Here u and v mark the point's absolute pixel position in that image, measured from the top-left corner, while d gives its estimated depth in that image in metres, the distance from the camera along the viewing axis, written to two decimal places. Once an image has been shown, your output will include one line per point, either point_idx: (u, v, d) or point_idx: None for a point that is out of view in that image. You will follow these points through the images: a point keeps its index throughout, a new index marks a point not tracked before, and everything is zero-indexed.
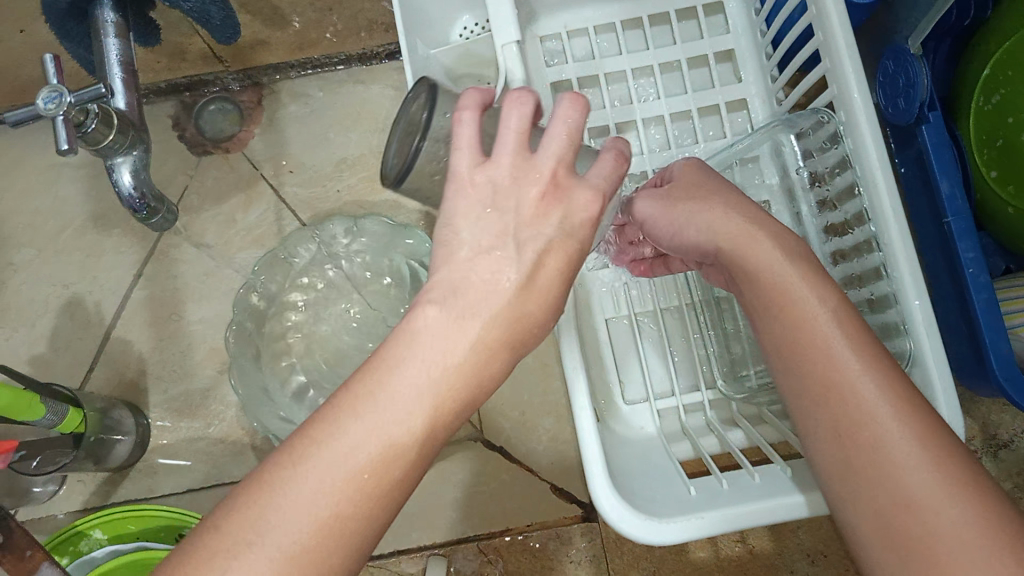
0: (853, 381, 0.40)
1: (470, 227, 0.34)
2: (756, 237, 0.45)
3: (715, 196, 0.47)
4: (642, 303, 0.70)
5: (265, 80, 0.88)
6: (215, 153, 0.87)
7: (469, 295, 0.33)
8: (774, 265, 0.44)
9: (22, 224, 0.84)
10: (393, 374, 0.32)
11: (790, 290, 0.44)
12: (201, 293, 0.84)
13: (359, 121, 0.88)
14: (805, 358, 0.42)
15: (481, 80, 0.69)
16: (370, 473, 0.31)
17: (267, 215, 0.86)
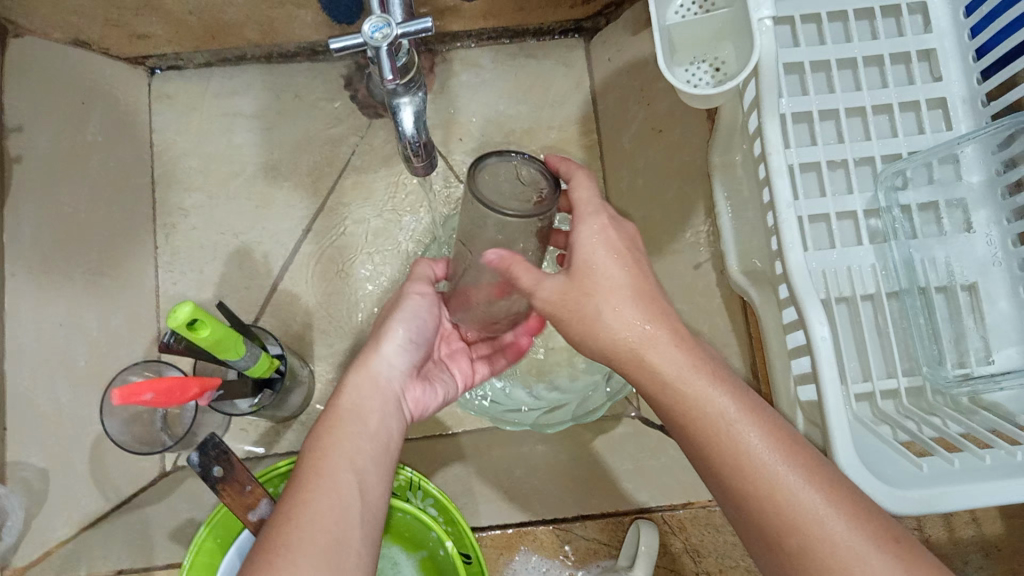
0: (741, 438, 0.46)
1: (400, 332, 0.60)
2: (655, 334, 0.49)
3: (609, 294, 0.49)
4: (841, 288, 0.71)
5: (440, 48, 0.89)
6: (386, 116, 0.87)
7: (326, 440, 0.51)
8: (669, 358, 0.48)
9: (195, 168, 0.85)
10: (337, 426, 0.52)
11: (683, 379, 0.48)
12: (369, 250, 0.84)
13: (529, 94, 0.89)
14: (703, 444, 0.47)
15: (698, 57, 0.70)
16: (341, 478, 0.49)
17: (437, 179, 0.86)
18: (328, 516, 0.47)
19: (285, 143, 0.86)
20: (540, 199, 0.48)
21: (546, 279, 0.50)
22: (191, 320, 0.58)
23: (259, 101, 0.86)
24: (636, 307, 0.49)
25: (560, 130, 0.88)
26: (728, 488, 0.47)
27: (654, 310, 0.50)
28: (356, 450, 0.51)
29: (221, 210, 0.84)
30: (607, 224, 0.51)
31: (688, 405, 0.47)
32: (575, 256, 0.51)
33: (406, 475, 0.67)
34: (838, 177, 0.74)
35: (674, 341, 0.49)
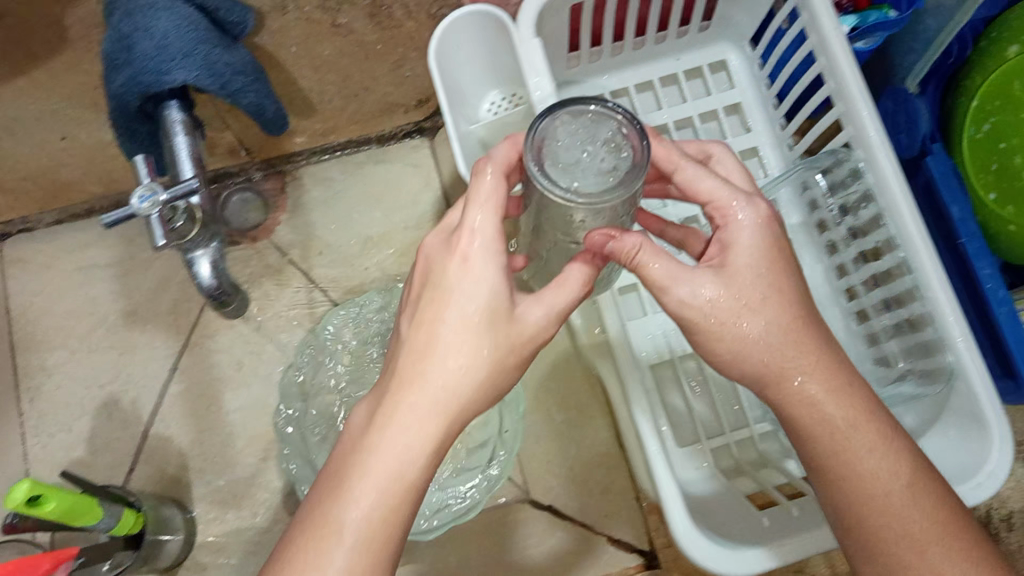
0: (905, 506, 0.46)
1: (454, 358, 0.43)
2: (805, 351, 0.48)
3: (774, 312, 0.47)
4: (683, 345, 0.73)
5: (288, 168, 0.90)
6: (242, 242, 0.89)
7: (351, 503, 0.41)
8: (835, 402, 0.48)
9: (55, 326, 0.85)
10: (347, 488, 0.42)
11: (820, 410, 0.48)
12: (239, 379, 0.84)
13: (381, 200, 0.90)
14: (845, 489, 0.47)
15: None
16: (369, 547, 0.41)
17: (300, 298, 0.87)
18: None
19: (142, 286, 0.86)
20: (629, 159, 0.39)
21: (750, 317, 0.47)
22: (29, 500, 0.56)
23: (113, 249, 0.87)
24: (804, 336, 0.48)
25: (416, 228, 0.90)
26: (841, 522, 0.48)
27: (827, 350, 0.48)
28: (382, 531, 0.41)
29: (84, 364, 0.84)
30: (773, 223, 0.48)
31: (842, 448, 0.47)
32: (732, 253, 0.47)
33: None
34: (669, 238, 0.76)
35: (836, 385, 0.48)
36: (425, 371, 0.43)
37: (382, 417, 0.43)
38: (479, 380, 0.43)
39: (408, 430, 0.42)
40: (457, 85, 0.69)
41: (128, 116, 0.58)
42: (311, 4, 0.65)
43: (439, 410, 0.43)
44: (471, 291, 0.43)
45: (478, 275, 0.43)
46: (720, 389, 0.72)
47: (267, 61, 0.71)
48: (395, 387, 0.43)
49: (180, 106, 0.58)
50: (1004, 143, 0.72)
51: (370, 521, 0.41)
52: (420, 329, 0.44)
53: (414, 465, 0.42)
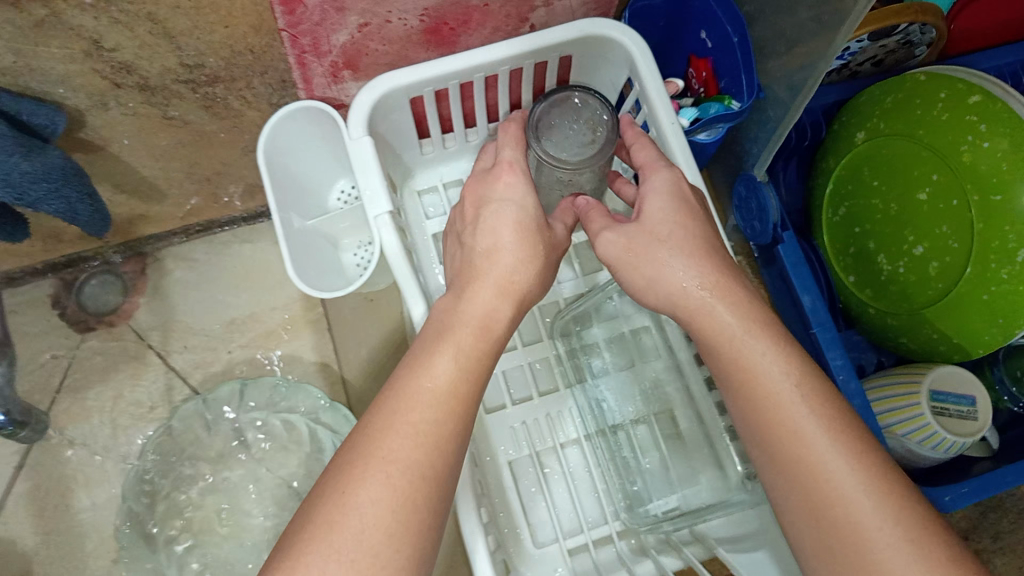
0: (794, 408, 0.43)
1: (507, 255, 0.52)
2: (733, 293, 0.48)
3: (681, 253, 0.50)
4: (541, 439, 0.71)
5: (148, 249, 0.86)
6: (99, 327, 0.85)
7: (414, 381, 0.44)
8: (734, 312, 0.47)
9: None
10: (408, 385, 0.43)
11: (740, 345, 0.46)
12: (92, 476, 0.80)
13: (247, 280, 0.87)
14: (762, 420, 0.44)
15: (363, 241, 0.72)
16: (447, 406, 0.43)
17: (158, 387, 0.84)
18: (388, 495, 0.39)
19: None
20: (601, 135, 0.56)
21: (670, 263, 0.50)
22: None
23: None
24: (704, 262, 0.50)
25: (284, 309, 0.87)
26: (767, 460, 0.44)
27: (723, 275, 0.49)
28: (442, 423, 0.42)
29: None
30: (678, 177, 0.54)
31: (752, 384, 0.45)
32: (643, 211, 0.53)
33: None
34: (527, 325, 0.75)
35: (758, 316, 0.47)
36: (473, 290, 0.50)
37: (458, 299, 0.50)
38: (536, 263, 0.52)
39: (474, 307, 0.49)
40: (295, 179, 0.67)
41: None
42: (132, 99, 0.63)
43: (498, 290, 0.50)
44: (523, 204, 0.55)
45: (517, 192, 0.55)
46: (580, 486, 0.70)
47: (94, 155, 0.68)
48: (467, 282, 0.51)
49: None
50: (857, 228, 0.71)
51: (442, 385, 0.44)
52: (482, 235, 0.53)
53: (460, 378, 0.45)
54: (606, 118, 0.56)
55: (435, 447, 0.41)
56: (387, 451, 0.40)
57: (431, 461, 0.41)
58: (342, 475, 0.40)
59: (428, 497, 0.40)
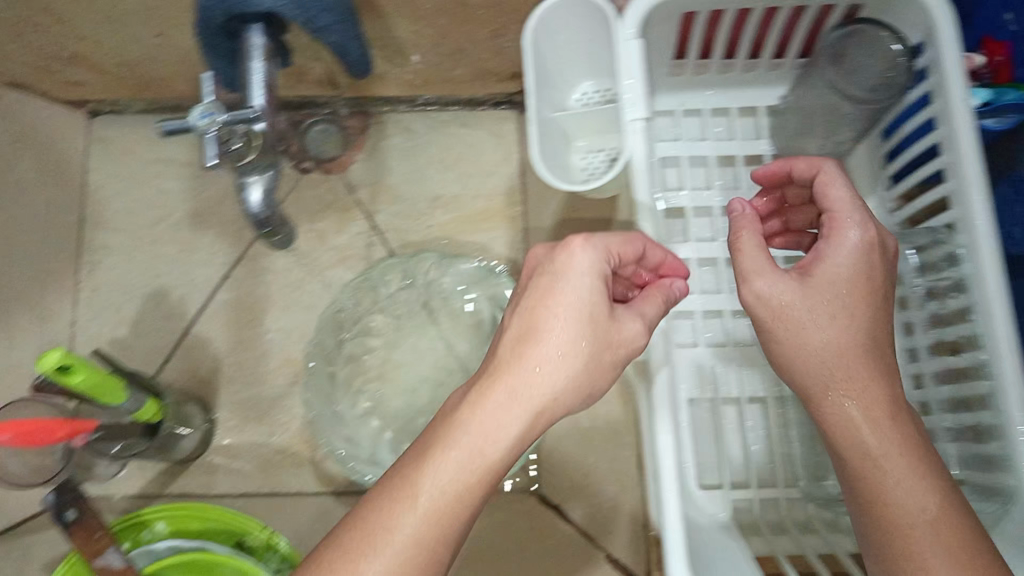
0: (881, 464, 0.49)
1: (550, 345, 0.48)
2: (868, 385, 0.50)
3: (838, 327, 0.51)
4: (728, 387, 0.70)
5: (373, 109, 0.90)
6: (315, 172, 0.90)
7: (483, 415, 0.47)
8: (843, 385, 0.51)
9: (123, 211, 0.87)
10: (489, 393, 0.48)
11: (856, 415, 0.50)
12: (284, 304, 0.87)
13: (457, 162, 0.90)
14: (885, 518, 0.48)
15: (594, 147, 0.73)
16: (427, 535, 0.45)
17: (357, 240, 0.89)
18: (445, 501, 0.45)
19: (212, 192, 0.88)
20: (889, 71, 0.60)
21: (835, 327, 0.51)
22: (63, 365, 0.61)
23: (191, 148, 0.89)
24: (843, 321, 0.51)
25: (486, 199, 0.89)
26: (862, 514, 0.50)
27: (853, 341, 0.51)
28: (502, 433, 0.47)
29: (142, 253, 0.87)
30: (867, 254, 0.52)
31: (867, 475, 0.49)
32: (821, 267, 0.53)
33: (262, 536, 0.68)
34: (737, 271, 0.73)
35: (893, 421, 0.50)
36: (549, 310, 0.49)
37: (466, 403, 0.48)
38: (574, 374, 0.48)
39: (494, 429, 0.47)
40: (546, 67, 0.68)
41: (211, 31, 0.59)
42: None
43: (522, 337, 0.49)
44: (579, 285, 0.49)
45: (565, 325, 0.48)
46: (755, 442, 0.69)
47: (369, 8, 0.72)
48: (494, 370, 0.48)
49: (261, 31, 0.58)
50: None
51: (439, 492, 0.45)
52: (517, 318, 0.50)
53: (552, 396, 0.48)
54: (895, 54, 0.58)
55: (428, 539, 0.45)
56: (379, 554, 0.44)
57: (488, 480, 0.47)
58: (406, 477, 0.46)
59: (464, 523, 0.46)
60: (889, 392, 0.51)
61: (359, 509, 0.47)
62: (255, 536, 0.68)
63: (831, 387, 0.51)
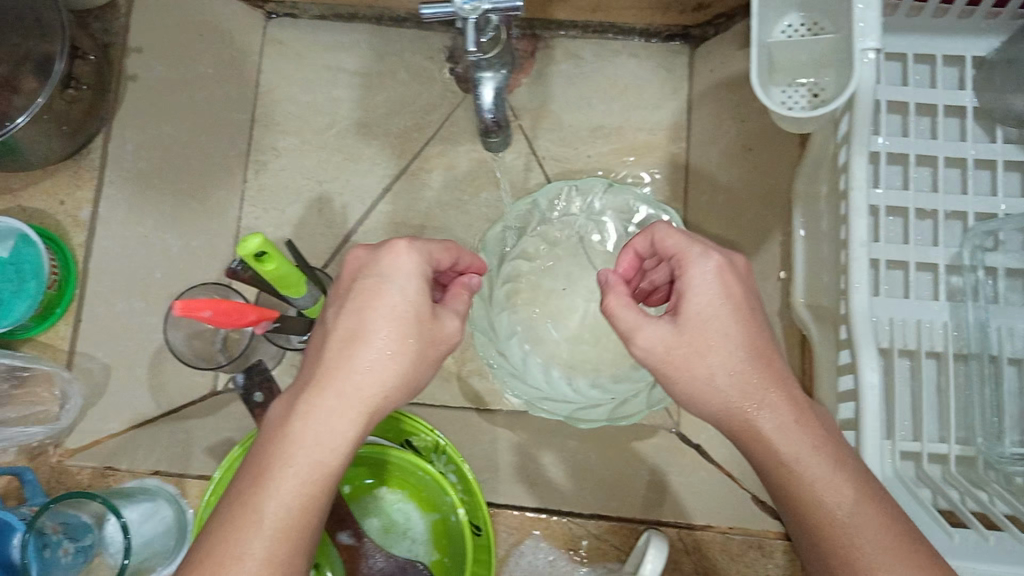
0: (824, 488, 0.48)
1: (375, 344, 0.51)
2: (765, 400, 0.50)
3: (724, 353, 0.51)
4: (910, 341, 0.68)
5: (544, 34, 0.90)
6: (479, 93, 0.89)
7: (311, 406, 0.50)
8: (778, 420, 0.50)
9: (293, 115, 0.88)
10: (306, 392, 0.50)
11: (755, 411, 0.50)
12: (441, 221, 0.87)
13: (624, 93, 0.88)
14: (815, 523, 0.48)
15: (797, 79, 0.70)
16: (288, 531, 0.46)
17: (516, 164, 0.88)
18: (297, 494, 0.47)
19: (379, 105, 0.89)
20: None
21: (723, 356, 0.51)
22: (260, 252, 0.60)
23: (363, 58, 0.89)
24: (751, 343, 0.51)
25: (650, 132, 0.87)
26: (807, 540, 0.48)
27: (751, 344, 0.51)
28: (346, 419, 0.50)
29: (309, 157, 0.88)
30: (718, 271, 0.52)
31: (788, 487, 0.49)
32: (687, 303, 0.52)
33: (433, 439, 0.67)
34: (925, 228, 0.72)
35: (797, 422, 0.50)
36: (376, 310, 0.52)
37: (295, 415, 0.49)
38: (407, 366, 0.51)
39: (324, 426, 0.49)
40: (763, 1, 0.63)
41: None
42: None
43: (348, 334, 0.51)
44: (404, 288, 0.52)
45: (381, 329, 0.51)
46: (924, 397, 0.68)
47: None
48: (320, 373, 0.50)
49: None
50: None
51: (283, 504, 0.47)
52: (346, 315, 0.52)
53: (383, 391, 0.51)
54: None
55: (279, 557, 0.46)
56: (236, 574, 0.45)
57: (318, 480, 0.48)
58: (250, 484, 0.47)
59: (306, 525, 0.47)
60: (817, 422, 0.50)
61: (215, 519, 0.47)
62: (421, 437, 0.68)
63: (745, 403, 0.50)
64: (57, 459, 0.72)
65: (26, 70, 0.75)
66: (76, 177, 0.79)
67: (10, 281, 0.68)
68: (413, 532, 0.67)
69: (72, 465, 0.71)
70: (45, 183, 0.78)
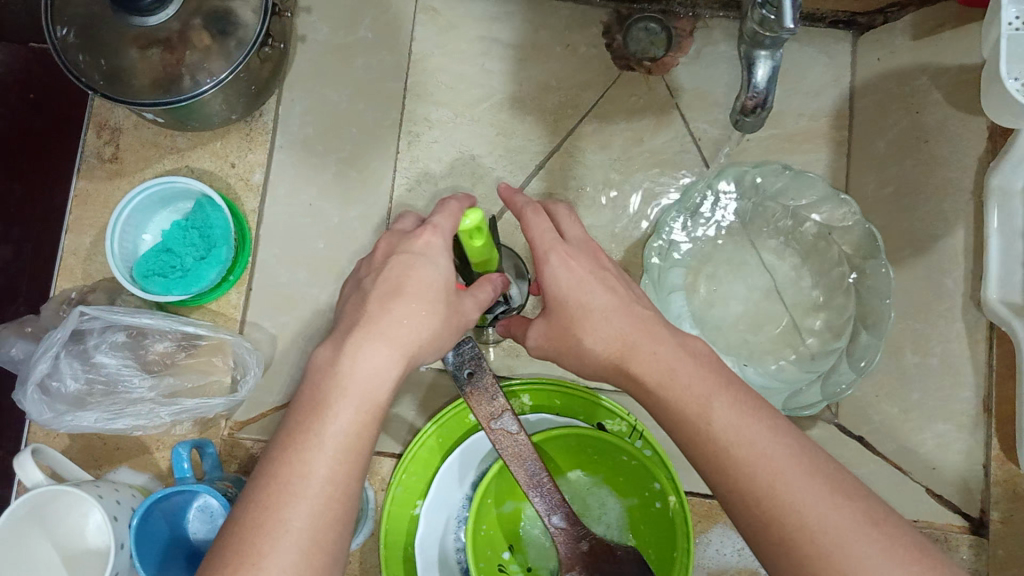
0: (742, 432, 0.46)
1: (409, 304, 0.49)
2: (641, 350, 0.53)
3: (593, 320, 0.54)
4: None
5: (705, 13, 0.87)
6: (636, 70, 0.87)
7: (369, 356, 0.47)
8: (683, 377, 0.50)
9: (445, 85, 0.85)
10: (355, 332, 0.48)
11: (656, 373, 0.52)
12: (595, 201, 0.85)
13: (784, 78, 0.87)
14: (731, 475, 0.46)
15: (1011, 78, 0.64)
16: (346, 456, 0.45)
17: (673, 145, 0.86)
18: (339, 436, 0.45)
19: (534, 79, 0.86)
20: None
21: (597, 322, 0.54)
22: (472, 233, 0.53)
23: (517, 31, 0.87)
24: (624, 310, 0.54)
25: (810, 119, 0.86)
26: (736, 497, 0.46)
27: (624, 305, 0.54)
28: (395, 364, 0.48)
29: (463, 130, 0.85)
30: (563, 255, 0.56)
31: (690, 420, 0.49)
32: (547, 290, 0.56)
33: (628, 422, 0.66)
34: None
35: (659, 352, 0.52)
36: (418, 265, 0.50)
37: (348, 350, 0.47)
38: (446, 314, 0.50)
39: (376, 363, 0.47)
40: None
41: None
42: None
43: (390, 290, 0.49)
44: (440, 250, 0.51)
45: (421, 288, 0.50)
46: None
47: None
48: (366, 318, 0.49)
49: None
50: None
51: (342, 432, 0.45)
52: (383, 279, 0.50)
53: (423, 336, 0.49)
54: None
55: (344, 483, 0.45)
56: (302, 496, 0.43)
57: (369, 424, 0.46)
58: (299, 421, 0.45)
59: (355, 474, 0.45)
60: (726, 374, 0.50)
61: (262, 458, 0.45)
62: (615, 421, 0.66)
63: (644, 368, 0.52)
64: (229, 431, 0.70)
65: (195, 27, 0.67)
66: (246, 139, 0.77)
67: (194, 247, 0.68)
68: (608, 516, 0.65)
69: (244, 437, 0.69)
70: (214, 143, 0.76)
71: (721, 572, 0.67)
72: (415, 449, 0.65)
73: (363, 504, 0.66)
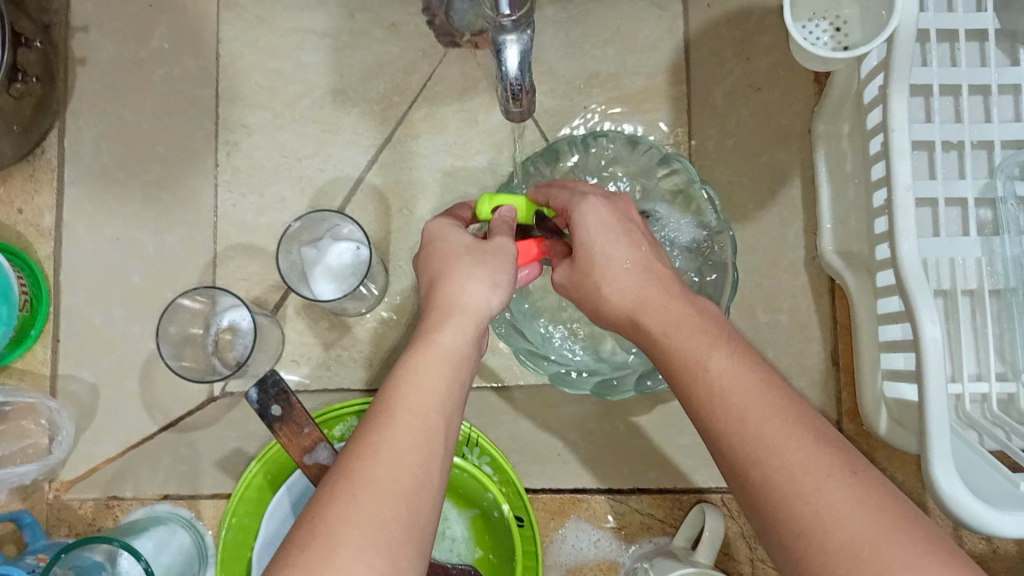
0: (719, 375, 0.44)
1: (473, 271, 0.50)
2: (653, 303, 0.50)
3: (607, 264, 0.51)
4: (965, 278, 0.65)
5: None
6: (462, 47, 0.79)
7: (426, 345, 0.47)
8: (671, 320, 0.48)
9: (261, 86, 0.78)
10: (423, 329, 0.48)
11: (648, 317, 0.50)
12: (432, 191, 0.77)
13: (619, 36, 0.79)
14: (710, 416, 0.43)
15: (835, 19, 0.64)
16: (419, 455, 0.41)
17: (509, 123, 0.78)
18: (412, 432, 0.42)
19: (354, 68, 0.79)
20: None
21: (616, 260, 0.51)
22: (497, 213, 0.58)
23: (330, 18, 0.79)
24: (632, 255, 0.51)
25: (647, 77, 0.78)
26: (720, 448, 0.42)
27: (639, 248, 0.52)
28: (458, 356, 0.47)
29: (284, 133, 0.78)
30: (589, 204, 0.52)
31: (688, 368, 0.46)
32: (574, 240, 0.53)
33: (465, 431, 0.64)
34: (950, 161, 0.68)
35: (669, 303, 0.49)
36: (443, 245, 0.52)
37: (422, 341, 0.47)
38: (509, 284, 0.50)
39: (445, 346, 0.47)
40: None
41: None
42: None
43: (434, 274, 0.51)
44: (456, 231, 0.53)
45: (475, 249, 0.51)
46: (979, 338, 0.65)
47: None
48: (428, 308, 0.50)
49: None
50: None
51: (410, 423, 0.42)
52: (420, 271, 0.53)
53: (482, 315, 0.49)
54: None
55: (412, 480, 0.40)
56: (373, 488, 0.39)
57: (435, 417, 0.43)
58: (377, 413, 0.43)
59: (423, 472, 0.41)
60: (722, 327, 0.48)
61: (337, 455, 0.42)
62: None
63: (647, 301, 0.50)
64: (54, 494, 0.70)
65: None
66: (30, 182, 0.75)
67: None
68: (452, 531, 0.64)
69: (71, 498, 0.70)
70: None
71: (579, 566, 0.71)
72: (243, 490, 0.63)
73: (203, 549, 0.69)
